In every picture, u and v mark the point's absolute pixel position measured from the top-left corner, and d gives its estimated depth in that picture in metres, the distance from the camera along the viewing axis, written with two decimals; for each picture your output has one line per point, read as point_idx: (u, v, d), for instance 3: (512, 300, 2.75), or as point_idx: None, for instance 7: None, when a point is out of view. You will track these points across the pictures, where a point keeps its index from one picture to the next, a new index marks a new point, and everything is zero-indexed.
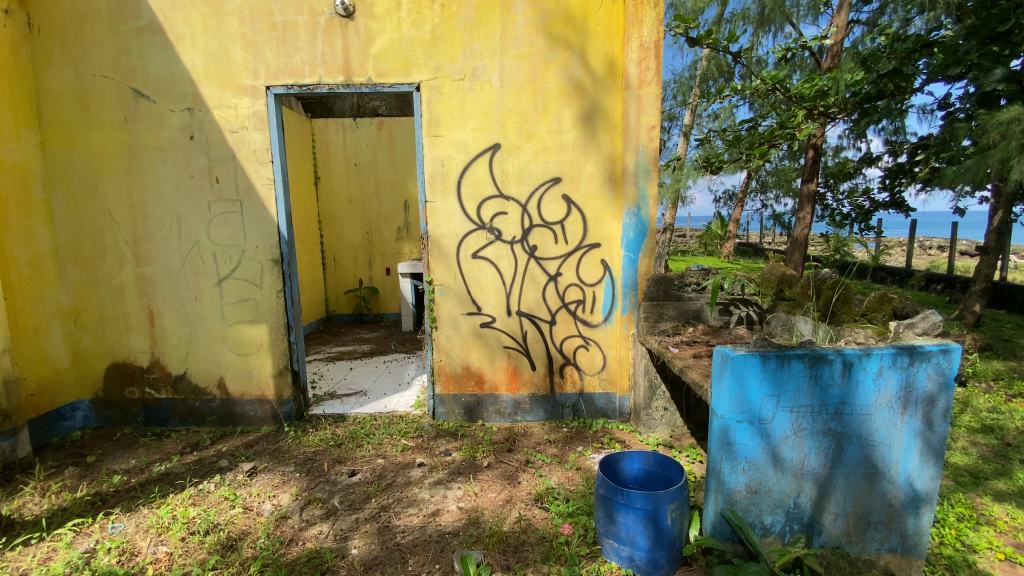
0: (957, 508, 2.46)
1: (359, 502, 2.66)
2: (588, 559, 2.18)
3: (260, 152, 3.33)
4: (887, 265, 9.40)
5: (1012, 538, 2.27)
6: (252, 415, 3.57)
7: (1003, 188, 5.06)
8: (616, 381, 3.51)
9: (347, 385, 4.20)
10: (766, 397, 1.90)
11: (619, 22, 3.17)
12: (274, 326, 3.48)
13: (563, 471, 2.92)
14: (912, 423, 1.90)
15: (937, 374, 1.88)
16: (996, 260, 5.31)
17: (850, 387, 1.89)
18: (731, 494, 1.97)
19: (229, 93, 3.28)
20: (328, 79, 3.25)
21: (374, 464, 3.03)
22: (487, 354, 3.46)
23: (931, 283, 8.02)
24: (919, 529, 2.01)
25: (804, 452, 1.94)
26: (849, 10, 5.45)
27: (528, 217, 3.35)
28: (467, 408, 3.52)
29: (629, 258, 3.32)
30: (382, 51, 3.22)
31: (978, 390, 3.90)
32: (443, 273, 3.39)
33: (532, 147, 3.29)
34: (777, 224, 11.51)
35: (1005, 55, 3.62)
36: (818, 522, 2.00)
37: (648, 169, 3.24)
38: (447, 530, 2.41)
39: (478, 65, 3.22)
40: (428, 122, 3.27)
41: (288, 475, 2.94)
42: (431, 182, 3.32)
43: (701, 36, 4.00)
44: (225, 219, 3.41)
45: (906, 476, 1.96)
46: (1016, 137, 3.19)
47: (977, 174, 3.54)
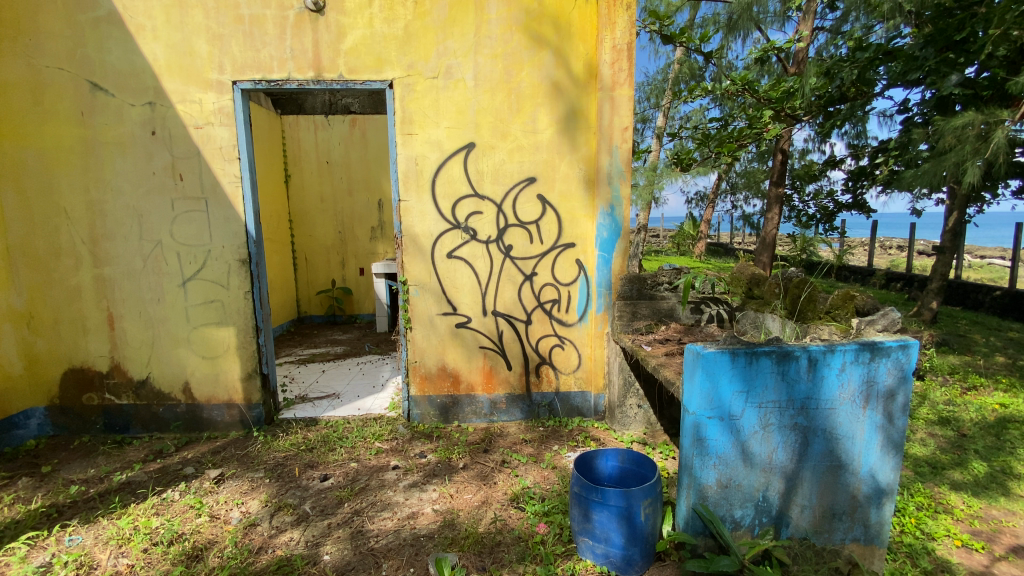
0: (916, 498, 2.56)
1: (331, 507, 2.61)
2: (563, 558, 2.19)
3: (226, 149, 3.23)
4: (851, 264, 9.75)
5: (968, 526, 2.39)
6: (219, 420, 3.46)
7: (959, 190, 5.24)
8: (591, 380, 3.53)
9: (319, 388, 4.11)
10: (735, 393, 1.93)
11: (593, 24, 3.20)
12: (242, 328, 3.38)
13: (539, 471, 2.92)
14: (873, 417, 1.97)
15: (896, 368, 1.94)
16: (951, 259, 5.51)
17: (815, 382, 1.94)
18: (703, 489, 2.00)
19: (194, 87, 3.18)
20: (298, 75, 3.17)
21: (347, 468, 2.97)
22: (463, 355, 3.44)
23: (892, 281, 8.36)
24: (881, 519, 2.07)
25: (772, 447, 1.98)
26: (814, 17, 5.62)
27: (503, 217, 3.34)
28: (443, 409, 3.48)
29: (603, 258, 3.35)
30: (353, 47, 3.16)
31: (935, 383, 4.09)
32: (417, 273, 3.35)
33: (507, 147, 3.28)
34: (747, 225, 11.79)
35: (962, 62, 3.68)
36: (786, 515, 2.05)
37: (622, 170, 3.29)
38: (422, 533, 2.38)
39: (452, 63, 3.19)
40: (401, 119, 3.22)
41: (257, 481, 2.86)
42: (404, 180, 3.27)
43: (674, 36, 4.05)
44: (190, 218, 3.30)
45: (869, 468, 2.02)
46: (970, 141, 3.36)
47: (934, 178, 3.67)
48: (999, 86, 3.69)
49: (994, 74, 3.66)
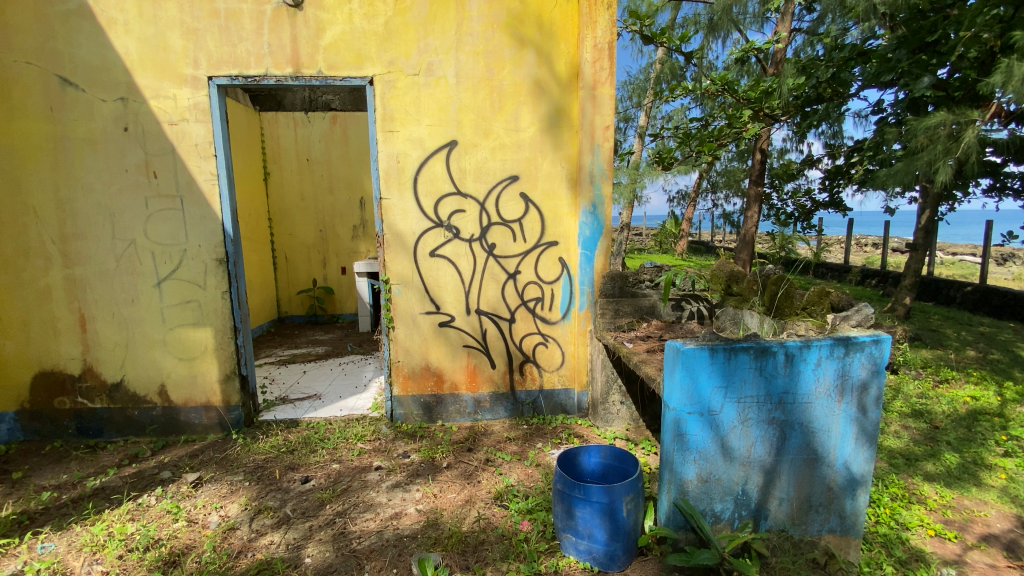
0: (891, 488, 2.62)
1: (313, 509, 2.57)
2: (547, 555, 2.19)
3: (202, 146, 3.16)
4: (828, 261, 9.96)
5: (940, 515, 2.46)
6: (197, 423, 3.39)
7: (931, 188, 5.39)
8: (575, 377, 3.55)
9: (300, 389, 4.05)
10: (714, 388, 1.96)
11: (574, 22, 3.21)
12: (220, 328, 3.31)
13: (522, 468, 2.92)
14: (848, 410, 2.01)
15: (870, 362, 1.99)
16: (924, 255, 5.63)
17: (792, 377, 1.97)
18: (684, 483, 2.03)
19: (168, 83, 3.10)
20: (276, 71, 3.12)
21: (329, 469, 2.94)
22: (447, 353, 3.42)
23: (867, 278, 8.56)
24: (856, 510, 2.12)
25: (751, 441, 2.01)
26: (792, 19, 5.71)
27: (486, 215, 3.33)
28: (426, 408, 3.46)
29: (586, 256, 3.37)
30: (333, 43, 3.12)
31: (909, 376, 4.21)
32: (399, 271, 3.32)
33: (489, 145, 3.28)
34: (728, 223, 11.95)
35: (934, 64, 3.75)
36: (765, 508, 2.08)
37: (604, 169, 3.31)
38: (405, 533, 2.37)
39: (433, 60, 3.17)
40: (382, 117, 3.19)
41: (236, 485, 2.80)
42: (385, 178, 3.23)
43: (654, 36, 4.07)
44: (164, 217, 3.22)
45: (844, 460, 2.07)
46: (942, 141, 3.44)
47: (907, 177, 3.76)
48: (969, 87, 3.86)
49: (966, 75, 3.77)
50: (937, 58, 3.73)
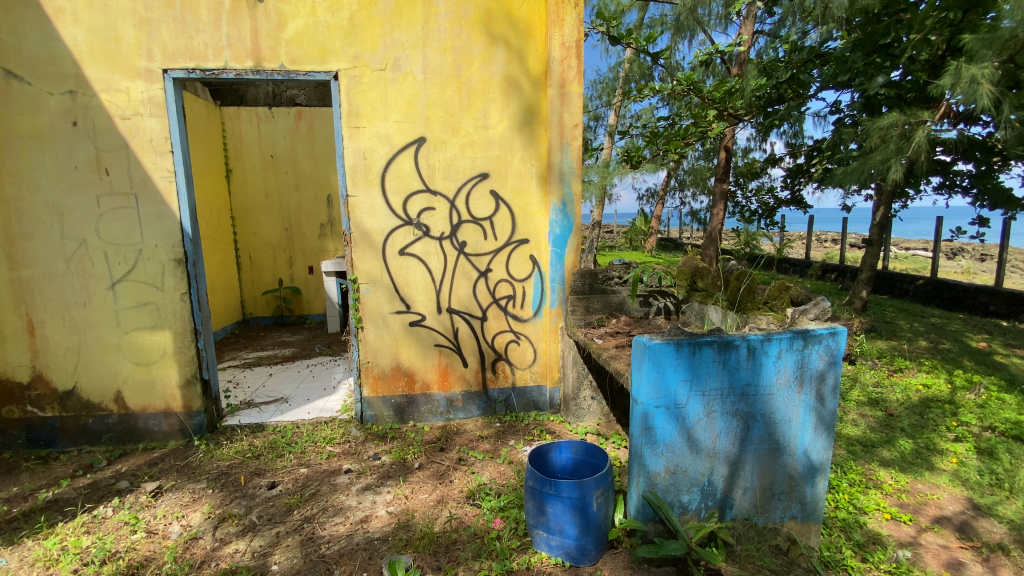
0: (849, 475, 2.73)
1: (280, 515, 2.51)
2: (519, 552, 2.20)
3: (157, 141, 3.03)
4: (790, 257, 10.30)
5: (895, 499, 2.58)
6: (157, 430, 3.26)
7: (885, 186, 5.64)
8: (547, 374, 3.57)
9: (266, 393, 3.93)
10: (680, 381, 2.00)
11: (542, 20, 3.21)
12: (179, 331, 3.19)
13: (495, 466, 2.92)
14: (807, 400, 2.08)
15: (827, 353, 2.06)
16: (878, 251, 5.88)
17: (754, 369, 2.03)
18: (653, 476, 2.06)
19: (120, 76, 2.96)
20: (236, 64, 3.01)
21: (297, 474, 2.87)
22: (418, 353, 3.39)
23: (827, 273, 8.89)
24: (816, 496, 2.20)
25: (716, 433, 2.06)
26: (754, 21, 5.85)
27: (456, 212, 3.30)
28: (397, 409, 3.42)
29: (556, 254, 3.38)
30: (295, 36, 3.03)
31: (865, 367, 4.39)
32: (367, 270, 3.26)
33: (458, 142, 3.25)
34: (695, 221, 12.19)
35: (888, 66, 4.04)
36: (730, 497, 2.13)
37: (573, 167, 3.33)
38: (376, 536, 2.33)
39: (400, 55, 3.12)
40: (347, 112, 3.12)
41: (199, 492, 2.71)
42: (352, 175, 3.17)
43: (621, 36, 4.12)
44: (118, 215, 3.08)
45: (804, 448, 2.14)
46: (894, 141, 3.59)
47: (862, 175, 3.90)
48: (920, 89, 4.06)
49: (916, 78, 3.99)
50: (889, 61, 4.03)
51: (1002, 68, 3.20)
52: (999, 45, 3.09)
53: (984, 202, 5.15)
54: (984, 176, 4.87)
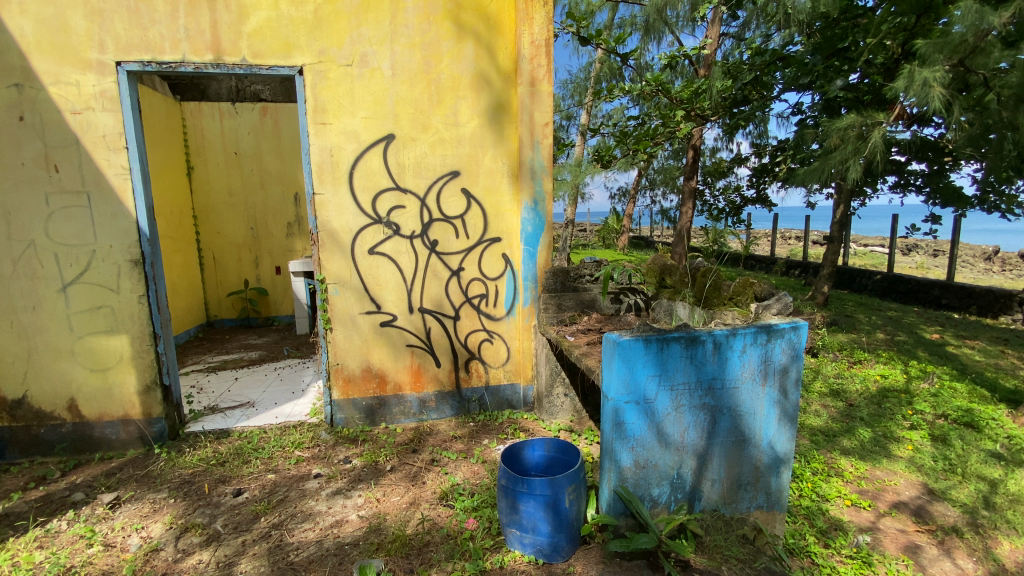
0: (813, 464, 2.82)
1: (246, 523, 2.43)
2: (492, 551, 2.19)
3: (111, 137, 2.90)
4: (756, 254, 10.59)
5: (855, 486, 2.69)
6: (114, 438, 3.12)
7: (844, 185, 5.86)
8: (520, 372, 3.57)
9: (231, 398, 3.82)
10: (649, 377, 2.02)
11: (511, 17, 3.20)
12: (137, 335, 3.06)
13: (469, 466, 2.90)
14: (771, 392, 2.14)
15: (790, 347, 2.12)
16: (839, 247, 6.10)
17: (720, 363, 2.07)
18: (623, 471, 2.08)
19: (70, 68, 2.82)
20: (195, 57, 2.91)
21: (264, 480, 2.79)
22: (389, 354, 3.34)
23: (791, 269, 9.17)
24: (780, 486, 2.26)
25: (684, 427, 2.09)
26: (720, 24, 5.98)
27: (427, 211, 3.26)
28: (368, 411, 3.36)
29: (528, 252, 3.38)
30: (258, 30, 2.94)
31: (827, 359, 4.55)
32: (336, 270, 3.19)
33: (428, 139, 3.21)
34: (666, 219, 12.39)
35: (846, 69, 4.26)
36: (698, 489, 2.17)
37: (544, 165, 3.34)
38: (347, 541, 2.28)
39: (367, 51, 3.06)
40: (313, 108, 3.05)
41: (160, 502, 2.60)
42: (319, 173, 3.10)
43: (591, 36, 4.15)
44: (69, 215, 2.93)
45: (768, 440, 2.19)
46: (852, 141, 3.71)
47: (823, 174, 4.04)
48: (876, 91, 4.23)
49: (872, 80, 4.20)
50: (847, 64, 4.25)
51: (952, 72, 3.33)
52: (949, 50, 3.24)
53: (936, 200, 5.42)
54: (936, 176, 5.11)
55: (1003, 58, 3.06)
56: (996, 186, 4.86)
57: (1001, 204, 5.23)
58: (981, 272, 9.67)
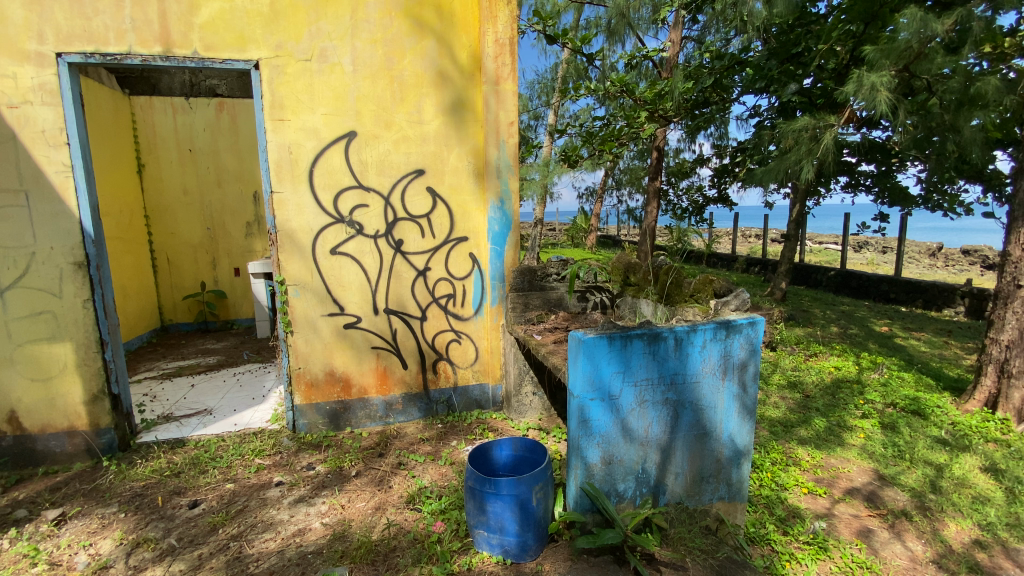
0: (772, 454, 2.92)
1: (202, 536, 2.33)
2: (460, 553, 2.17)
3: (50, 133, 2.73)
4: (718, 252, 10.88)
5: (811, 474, 2.79)
6: (59, 452, 2.95)
7: (801, 185, 6.08)
8: (488, 371, 3.56)
9: (187, 405, 3.66)
10: (614, 373, 2.04)
11: (474, 15, 3.19)
12: (81, 342, 2.90)
13: (436, 468, 2.87)
14: (730, 387, 2.19)
15: (747, 343, 2.18)
16: (795, 245, 6.33)
17: (681, 359, 2.11)
18: (589, 467, 2.09)
19: (5, 59, 2.64)
20: (142, 49, 2.77)
21: (222, 490, 2.68)
22: (353, 356, 3.27)
23: (751, 266, 9.47)
24: (741, 477, 2.32)
25: (648, 422, 2.13)
26: (681, 27, 6.11)
27: (391, 210, 3.21)
28: (332, 415, 3.28)
29: (495, 251, 3.37)
30: (210, 22, 2.83)
31: (785, 352, 4.72)
32: (297, 271, 3.11)
33: (391, 137, 3.16)
34: (632, 219, 12.58)
35: (799, 74, 4.41)
36: (662, 483, 2.21)
37: (510, 164, 3.33)
38: (309, 550, 2.22)
39: (326, 46, 2.99)
40: (270, 104, 2.95)
41: (110, 518, 2.47)
42: (277, 171, 3.00)
43: (558, 35, 4.16)
44: (5, 215, 2.74)
45: (729, 433, 2.25)
46: (806, 143, 3.85)
47: (779, 174, 4.17)
48: (828, 95, 4.41)
49: (825, 85, 4.36)
50: (801, 68, 4.41)
51: (899, 76, 3.50)
52: (895, 56, 3.37)
53: (884, 200, 5.69)
54: (884, 176, 5.37)
55: (945, 63, 3.28)
56: (939, 186, 5.15)
57: (944, 204, 5.53)
58: (925, 268, 10.23)
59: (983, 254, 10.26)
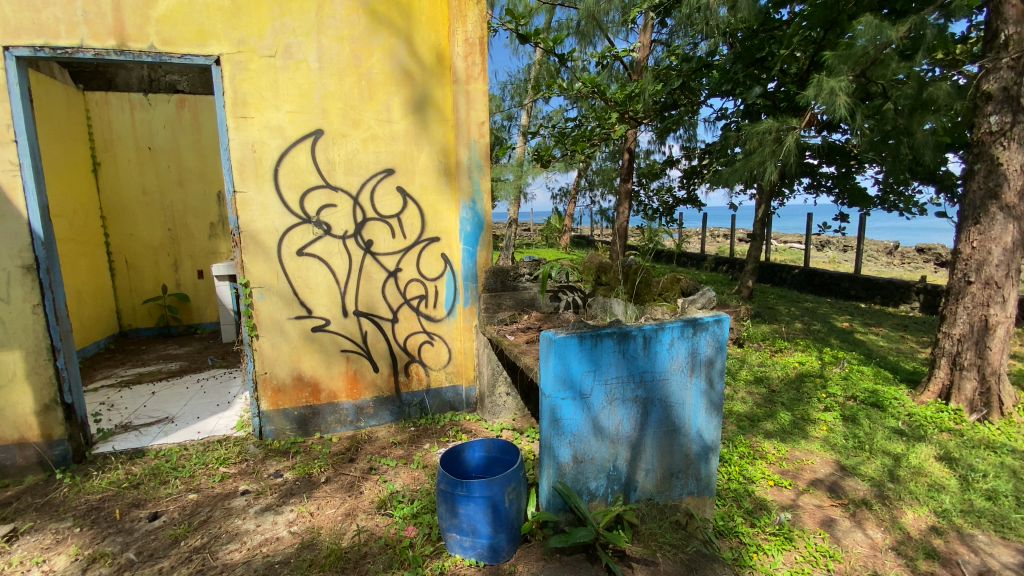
0: (740, 448, 2.99)
1: (163, 549, 2.25)
2: (432, 557, 2.15)
3: None
4: (688, 251, 11.11)
5: (777, 467, 2.87)
6: (8, 466, 2.79)
7: (766, 186, 6.26)
8: (462, 373, 3.54)
9: (147, 414, 3.52)
10: (584, 372, 2.05)
11: (443, 14, 3.17)
12: (31, 350, 2.75)
13: (409, 472, 2.84)
14: (698, 383, 2.23)
15: (714, 340, 2.22)
16: (761, 244, 6.52)
17: (650, 357, 2.14)
18: (561, 466, 2.10)
19: None
20: (95, 43, 2.65)
21: (184, 501, 2.59)
22: (322, 360, 3.20)
23: (720, 265, 9.71)
24: (709, 472, 2.36)
25: (618, 419, 2.15)
26: (651, 31, 6.23)
27: (360, 210, 3.16)
28: (301, 421, 3.21)
29: (467, 251, 3.36)
30: (168, 15, 2.73)
31: (751, 349, 4.85)
32: (263, 273, 3.02)
33: (360, 136, 3.11)
34: (604, 219, 12.72)
35: (763, 77, 4.53)
36: (633, 480, 2.24)
37: (481, 163, 3.33)
38: (276, 559, 2.16)
39: (291, 42, 2.92)
40: (232, 101, 2.86)
41: (64, 533, 2.35)
42: (240, 170, 2.92)
43: (530, 35, 4.17)
44: None
45: (697, 428, 2.29)
46: (769, 145, 3.96)
47: (744, 174, 4.28)
48: (790, 99, 4.56)
49: (788, 89, 4.52)
50: (765, 72, 4.53)
51: (856, 81, 3.65)
52: (853, 62, 3.50)
53: (844, 200, 5.91)
54: (844, 178, 5.57)
55: (900, 68, 3.42)
56: (895, 187, 5.37)
57: (900, 204, 5.77)
58: (882, 266, 10.67)
59: (937, 252, 10.76)
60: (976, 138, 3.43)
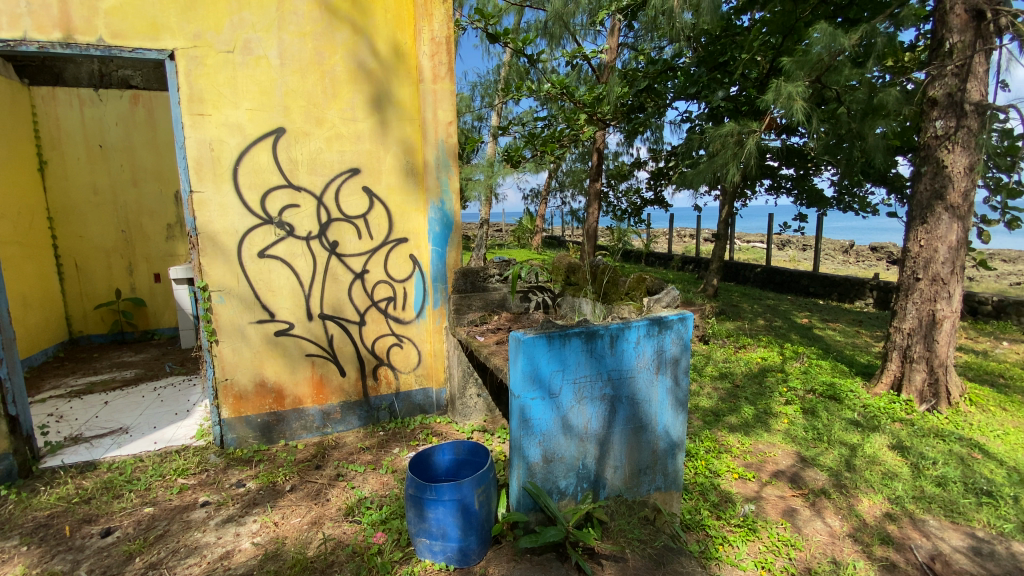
0: (706, 443, 3.07)
1: (117, 566, 2.15)
2: (401, 563, 2.12)
3: None
4: (656, 251, 11.32)
5: (742, 459, 2.96)
6: None
7: (729, 188, 6.44)
8: (431, 375, 3.51)
9: (99, 425, 3.36)
10: (553, 372, 2.06)
11: (409, 13, 3.14)
12: None
13: (377, 477, 2.79)
14: (664, 380, 2.27)
15: (678, 338, 2.26)
16: (726, 243, 6.70)
17: (617, 355, 2.16)
18: (531, 466, 2.11)
19: None
20: (39, 36, 2.51)
21: (139, 515, 2.47)
22: (286, 365, 3.12)
23: (686, 265, 9.93)
24: (675, 468, 2.40)
25: (587, 418, 2.17)
26: (618, 34, 6.32)
27: (325, 210, 3.09)
28: (265, 428, 3.12)
29: (436, 252, 3.34)
30: (118, 7, 2.61)
31: (716, 345, 4.97)
32: (222, 275, 2.92)
33: (323, 134, 3.04)
34: (575, 220, 12.84)
35: (726, 82, 4.66)
36: (602, 477, 2.26)
37: (448, 163, 3.31)
38: (239, 572, 2.09)
39: (251, 37, 2.84)
40: (188, 97, 2.76)
41: (7, 552, 2.22)
42: (196, 169, 2.81)
43: (499, 34, 4.17)
44: None
45: (663, 425, 2.33)
46: (731, 148, 4.07)
47: (708, 175, 4.38)
48: (751, 103, 4.70)
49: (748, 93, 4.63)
50: (727, 77, 4.66)
51: (813, 87, 3.79)
52: (809, 67, 3.62)
53: (803, 201, 6.12)
54: (802, 180, 5.77)
55: (852, 75, 3.55)
56: (850, 188, 5.60)
57: (855, 205, 6.00)
58: (840, 264, 11.11)
59: (889, 250, 11.28)
60: (923, 142, 3.61)
